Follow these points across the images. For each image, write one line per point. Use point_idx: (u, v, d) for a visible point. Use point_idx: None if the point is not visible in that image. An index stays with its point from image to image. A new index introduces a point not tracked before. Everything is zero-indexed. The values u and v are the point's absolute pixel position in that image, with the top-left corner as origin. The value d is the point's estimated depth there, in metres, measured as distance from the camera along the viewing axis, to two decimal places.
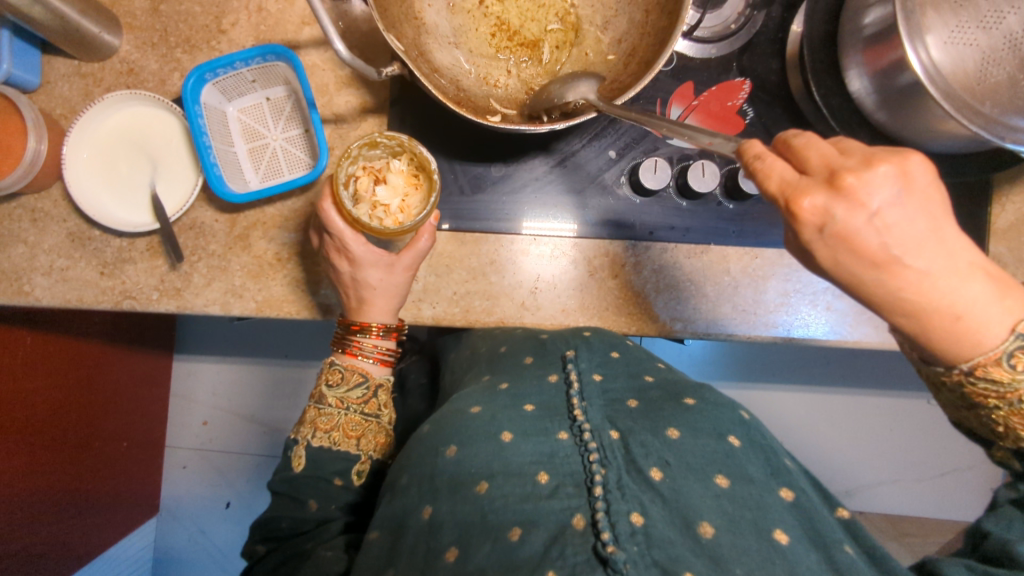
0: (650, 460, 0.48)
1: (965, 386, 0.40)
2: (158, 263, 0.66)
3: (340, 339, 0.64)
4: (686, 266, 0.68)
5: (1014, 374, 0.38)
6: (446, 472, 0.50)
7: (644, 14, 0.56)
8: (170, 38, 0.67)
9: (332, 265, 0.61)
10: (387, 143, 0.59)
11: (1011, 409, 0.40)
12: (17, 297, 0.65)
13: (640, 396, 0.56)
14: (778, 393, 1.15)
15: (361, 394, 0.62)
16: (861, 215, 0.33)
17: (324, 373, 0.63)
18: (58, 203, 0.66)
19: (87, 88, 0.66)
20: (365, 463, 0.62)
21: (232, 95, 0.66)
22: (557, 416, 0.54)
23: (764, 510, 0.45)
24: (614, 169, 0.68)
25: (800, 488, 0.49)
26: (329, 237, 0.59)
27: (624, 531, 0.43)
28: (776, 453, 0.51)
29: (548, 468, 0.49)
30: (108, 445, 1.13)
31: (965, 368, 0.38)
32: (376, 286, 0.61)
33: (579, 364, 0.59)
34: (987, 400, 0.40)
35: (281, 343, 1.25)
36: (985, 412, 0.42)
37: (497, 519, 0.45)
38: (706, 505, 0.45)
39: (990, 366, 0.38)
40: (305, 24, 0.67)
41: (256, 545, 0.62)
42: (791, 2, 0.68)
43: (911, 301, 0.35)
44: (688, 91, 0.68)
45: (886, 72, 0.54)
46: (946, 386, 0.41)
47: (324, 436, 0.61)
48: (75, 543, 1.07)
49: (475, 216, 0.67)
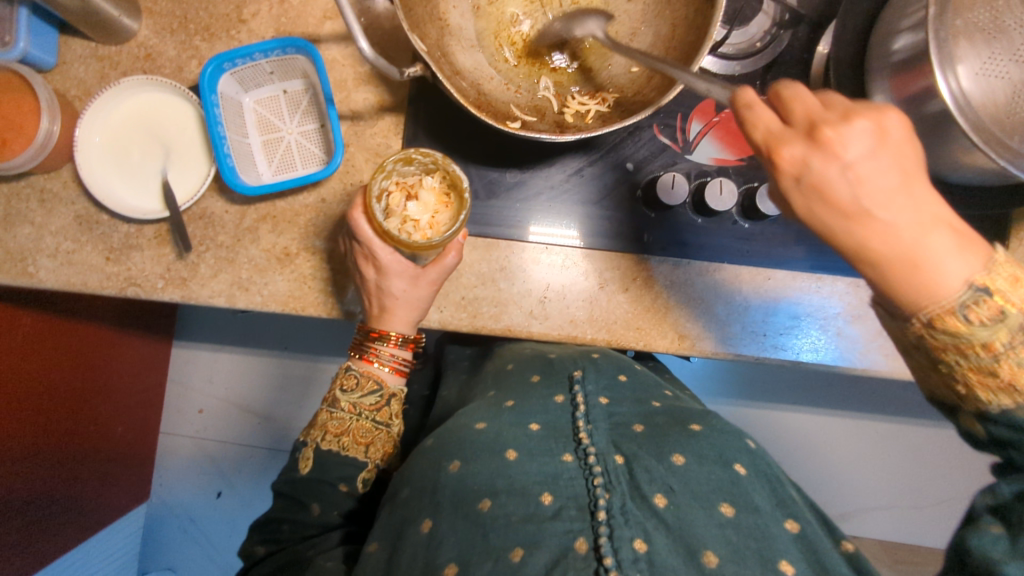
0: (654, 486, 0.48)
1: (926, 340, 0.39)
2: (165, 252, 0.65)
3: (358, 344, 0.64)
4: (697, 284, 0.67)
5: (971, 327, 0.37)
6: (448, 487, 0.50)
7: (670, 28, 0.56)
8: (190, 25, 0.66)
9: (359, 272, 0.61)
10: (422, 160, 0.59)
11: (970, 367, 0.38)
12: (20, 277, 0.64)
13: (645, 421, 0.57)
14: (777, 414, 1.14)
15: (374, 401, 0.62)
16: (834, 163, 0.36)
17: (340, 377, 0.63)
18: (68, 185, 0.65)
19: (103, 70, 0.65)
20: (370, 473, 0.62)
21: (249, 86, 0.65)
22: (562, 437, 0.54)
23: (770, 540, 0.45)
24: (630, 181, 0.68)
25: (806, 519, 0.48)
26: (356, 244, 0.59)
27: (627, 557, 0.42)
28: (781, 482, 0.51)
29: (551, 489, 0.48)
30: (104, 428, 1.12)
31: (923, 316, 0.38)
32: (399, 296, 0.61)
33: (586, 385, 0.61)
34: (947, 356, 0.38)
35: (282, 336, 1.25)
36: (947, 373, 0.39)
37: (499, 538, 0.45)
38: (709, 533, 0.45)
39: (947, 316, 0.37)
40: (327, 18, 0.66)
41: (255, 546, 0.61)
42: (818, 23, 0.67)
43: (875, 252, 0.37)
44: (709, 107, 0.67)
45: (912, 100, 0.54)
46: (911, 341, 0.40)
47: (334, 440, 0.61)
48: (65, 526, 1.06)
49: (487, 222, 0.66)
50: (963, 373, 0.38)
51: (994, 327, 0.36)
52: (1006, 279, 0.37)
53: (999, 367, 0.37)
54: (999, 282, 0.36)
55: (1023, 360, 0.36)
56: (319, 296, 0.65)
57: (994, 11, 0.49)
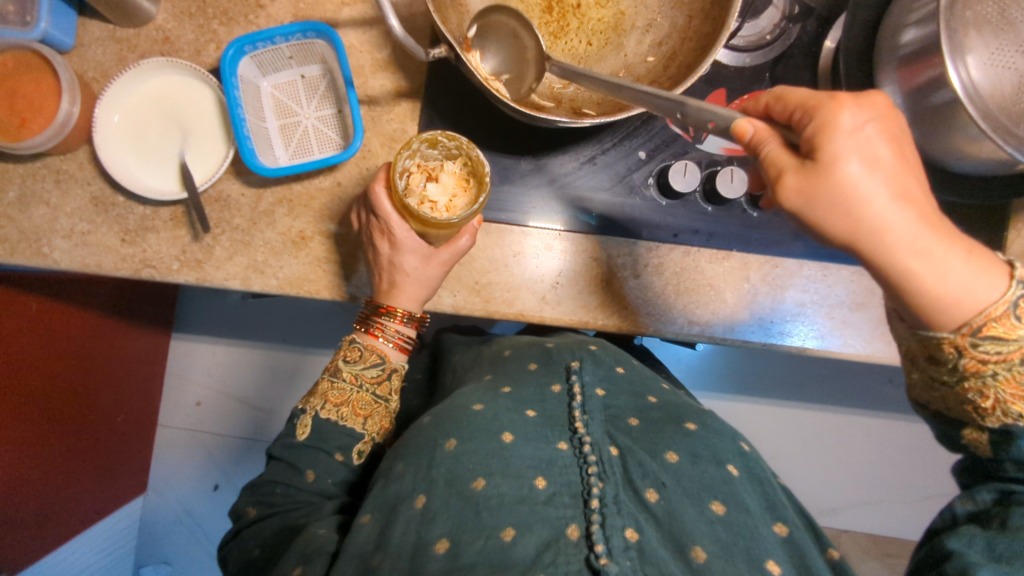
0: (647, 481, 0.51)
1: (964, 352, 0.41)
2: (181, 234, 0.65)
3: (364, 318, 0.65)
4: (708, 271, 0.68)
5: (1017, 328, 0.40)
6: (443, 465, 0.52)
7: (687, 19, 0.57)
8: (208, 9, 0.66)
9: (372, 245, 0.62)
10: (446, 144, 0.60)
11: (1007, 378, 0.41)
12: (35, 258, 0.64)
13: (640, 415, 0.60)
14: (772, 409, 1.16)
15: (376, 374, 0.64)
16: (882, 125, 0.39)
17: (345, 349, 0.65)
18: (84, 166, 0.65)
19: (120, 53, 0.66)
20: (366, 444, 0.64)
21: (268, 70, 0.66)
22: (556, 425, 0.57)
23: (759, 540, 0.48)
24: (643, 170, 0.69)
25: (794, 524, 0.51)
26: (374, 217, 0.60)
27: (618, 545, 0.45)
28: (771, 484, 0.53)
29: (545, 474, 0.51)
30: (101, 418, 1.12)
31: (976, 326, 0.40)
32: (410, 273, 0.62)
33: (583, 376, 0.64)
34: (985, 367, 0.41)
35: (284, 327, 1.25)
36: (970, 385, 0.43)
37: (491, 517, 0.47)
38: (699, 529, 0.48)
39: (998, 320, 0.40)
40: (345, 4, 0.66)
41: (247, 507, 0.63)
42: (827, 18, 0.69)
43: (922, 233, 0.39)
44: (719, 98, 0.69)
45: (921, 89, 0.55)
46: (942, 359, 0.43)
47: (333, 409, 0.63)
48: (62, 516, 1.06)
49: (500, 207, 0.67)
50: (998, 389, 0.41)
51: None
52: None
53: None
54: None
55: None
56: (334, 279, 0.66)
57: (1001, 4, 0.51)
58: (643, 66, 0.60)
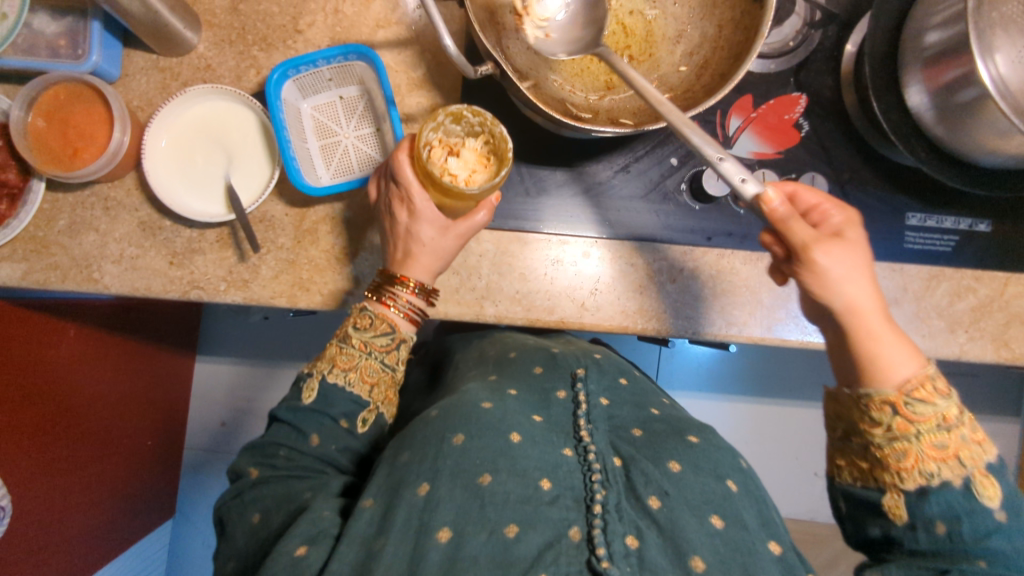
0: (650, 488, 0.52)
1: (898, 410, 0.48)
2: (227, 255, 0.67)
3: (376, 286, 0.62)
4: (742, 272, 0.69)
5: (934, 395, 0.48)
6: (449, 457, 0.52)
7: (717, 29, 0.59)
8: (248, 36, 0.68)
9: (390, 214, 0.61)
10: (471, 119, 0.60)
11: (927, 441, 0.47)
12: (87, 283, 0.66)
13: (644, 427, 0.61)
14: (790, 408, 1.18)
15: (386, 343, 0.62)
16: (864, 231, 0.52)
17: (354, 316, 0.62)
18: (131, 192, 0.67)
19: (164, 82, 0.68)
20: (370, 413, 0.62)
21: (308, 93, 0.68)
22: (562, 432, 0.58)
23: (755, 557, 0.48)
24: (674, 176, 0.70)
25: (785, 543, 0.52)
26: (393, 185, 0.59)
27: (619, 551, 0.46)
28: (765, 503, 0.55)
29: (550, 477, 0.52)
30: (133, 443, 1.12)
31: (910, 384, 0.48)
32: (426, 244, 0.60)
33: (588, 384, 0.64)
34: (910, 429, 0.48)
35: (310, 346, 1.25)
36: (898, 447, 0.48)
37: (496, 512, 0.48)
38: (699, 539, 0.48)
39: (919, 383, 0.48)
40: (380, 27, 0.68)
41: (247, 466, 0.60)
42: (847, 23, 0.70)
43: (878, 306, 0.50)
44: (747, 103, 0.70)
45: (947, 88, 0.57)
46: (877, 421, 0.49)
47: (341, 374, 0.61)
48: (99, 541, 1.06)
49: (538, 218, 0.69)
50: (920, 446, 0.48)
51: (948, 398, 0.48)
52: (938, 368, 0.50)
53: (950, 437, 0.47)
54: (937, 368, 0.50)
55: (963, 436, 0.48)
56: None
57: None
58: (676, 77, 0.62)
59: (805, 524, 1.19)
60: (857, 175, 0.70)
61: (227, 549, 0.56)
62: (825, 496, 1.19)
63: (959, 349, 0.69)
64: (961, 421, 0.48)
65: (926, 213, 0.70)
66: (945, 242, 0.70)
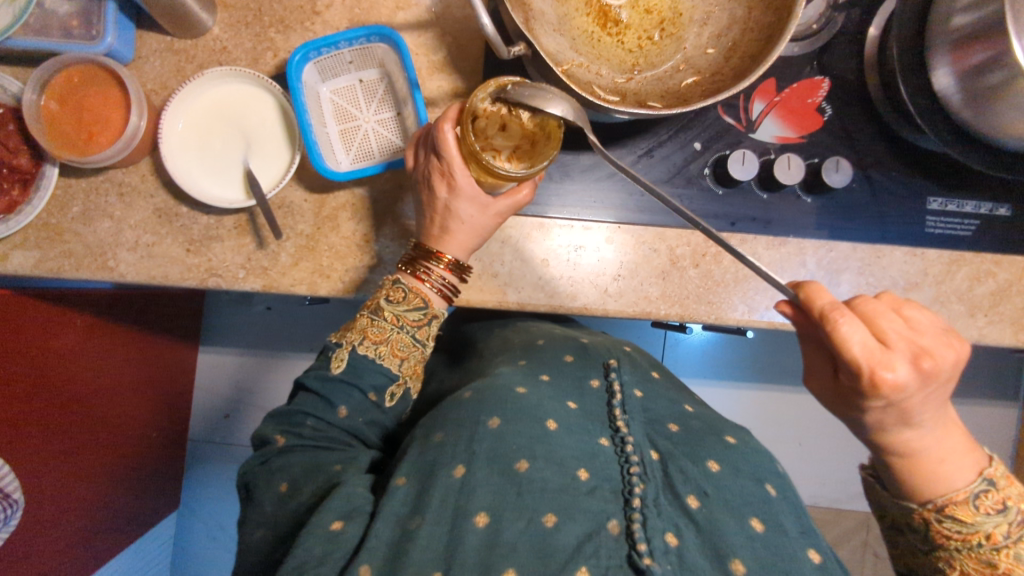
0: (688, 487, 0.52)
1: (931, 524, 0.49)
2: (245, 242, 0.65)
3: (411, 260, 0.61)
4: (765, 257, 0.69)
5: (975, 515, 0.47)
6: (485, 441, 0.52)
7: (745, 11, 0.59)
8: (264, 17, 0.67)
9: (430, 188, 0.59)
10: None
11: (970, 554, 0.48)
12: (102, 271, 0.64)
13: (680, 422, 0.61)
14: (797, 395, 1.19)
15: (418, 318, 0.61)
16: (904, 378, 0.43)
17: (387, 288, 0.61)
18: (146, 178, 0.66)
19: (179, 64, 0.66)
20: (398, 388, 0.63)
21: (328, 76, 0.67)
22: (598, 420, 0.59)
23: (796, 563, 0.48)
24: (698, 161, 0.70)
25: (830, 555, 0.50)
26: (436, 159, 0.57)
27: (659, 547, 0.47)
28: (806, 512, 0.53)
29: (587, 466, 0.52)
30: (139, 437, 1.10)
31: (938, 503, 0.48)
32: (465, 221, 0.59)
33: (621, 374, 0.65)
34: (949, 541, 0.48)
35: (315, 336, 1.23)
36: (942, 556, 0.49)
37: (534, 499, 0.48)
38: (739, 542, 0.48)
39: (958, 504, 0.47)
40: (399, 8, 0.67)
41: (270, 434, 0.60)
42: (870, 6, 0.70)
43: (911, 445, 0.48)
44: (770, 86, 0.70)
45: (972, 72, 0.56)
46: (915, 528, 0.50)
47: (371, 346, 0.60)
48: (102, 536, 1.05)
49: (561, 203, 0.69)
50: (963, 561, 0.48)
51: (995, 516, 0.47)
52: (1003, 478, 0.49)
53: (997, 556, 0.47)
54: (1000, 479, 0.48)
55: (1017, 554, 0.47)
56: None
57: None
58: (704, 60, 0.61)
59: (810, 509, 1.20)
60: (879, 160, 0.70)
61: (252, 512, 0.56)
62: (830, 481, 1.20)
63: (978, 334, 0.69)
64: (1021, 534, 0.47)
65: (946, 197, 0.70)
66: (966, 226, 0.70)
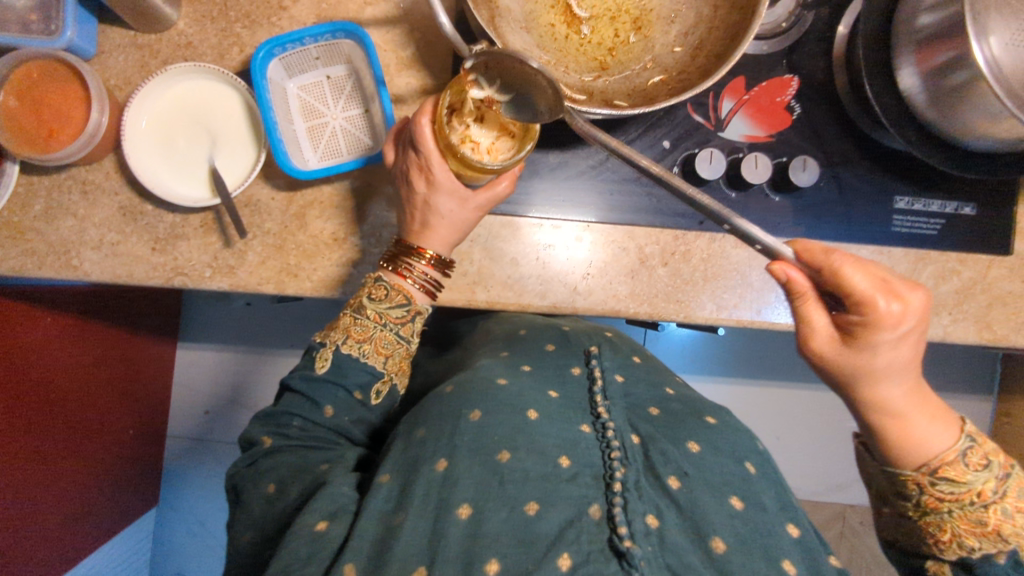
0: (669, 468, 0.52)
1: (924, 487, 0.49)
2: (211, 240, 0.65)
3: (393, 256, 0.61)
4: (733, 257, 0.69)
5: (965, 472, 0.48)
6: (467, 434, 0.52)
7: (712, 10, 0.59)
8: (230, 13, 0.66)
9: (407, 183, 0.59)
10: None
11: (962, 514, 0.48)
12: (65, 270, 0.64)
13: (661, 405, 0.61)
14: (776, 391, 1.19)
15: (401, 315, 0.60)
16: (900, 309, 0.45)
17: (369, 286, 0.61)
18: (110, 175, 0.65)
19: (142, 59, 0.65)
20: (384, 384, 0.62)
21: (295, 72, 0.66)
22: (580, 409, 0.58)
23: (777, 539, 0.49)
24: (667, 160, 0.70)
25: (806, 527, 0.51)
26: (413, 153, 0.57)
27: (640, 529, 0.46)
28: (785, 489, 0.54)
29: (569, 453, 0.52)
30: (116, 432, 1.10)
31: (932, 466, 0.48)
32: (444, 215, 0.59)
33: (603, 360, 0.65)
34: (942, 504, 0.49)
35: (294, 332, 1.23)
36: (931, 521, 0.49)
37: (517, 489, 0.48)
38: (720, 522, 0.48)
39: (948, 464, 0.48)
40: (367, 4, 0.66)
41: (258, 434, 0.60)
42: (839, 4, 0.70)
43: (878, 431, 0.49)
44: (740, 85, 0.70)
45: (936, 71, 0.57)
46: (905, 495, 0.50)
47: (355, 345, 0.60)
48: (80, 531, 1.04)
49: (528, 202, 0.69)
50: (955, 522, 0.48)
51: (982, 471, 0.48)
52: (980, 436, 0.50)
53: (987, 513, 0.47)
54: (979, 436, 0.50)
55: (1005, 510, 0.48)
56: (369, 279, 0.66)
57: None
58: (671, 57, 0.61)
59: None
60: (848, 159, 0.71)
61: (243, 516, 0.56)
62: (806, 475, 1.21)
63: (944, 332, 0.70)
64: (1006, 489, 0.48)
65: (914, 196, 0.71)
66: (932, 225, 0.70)
